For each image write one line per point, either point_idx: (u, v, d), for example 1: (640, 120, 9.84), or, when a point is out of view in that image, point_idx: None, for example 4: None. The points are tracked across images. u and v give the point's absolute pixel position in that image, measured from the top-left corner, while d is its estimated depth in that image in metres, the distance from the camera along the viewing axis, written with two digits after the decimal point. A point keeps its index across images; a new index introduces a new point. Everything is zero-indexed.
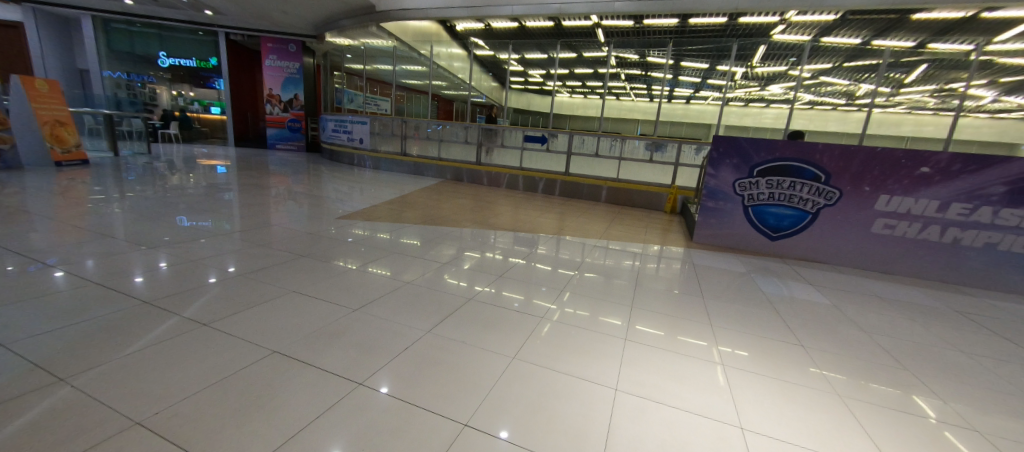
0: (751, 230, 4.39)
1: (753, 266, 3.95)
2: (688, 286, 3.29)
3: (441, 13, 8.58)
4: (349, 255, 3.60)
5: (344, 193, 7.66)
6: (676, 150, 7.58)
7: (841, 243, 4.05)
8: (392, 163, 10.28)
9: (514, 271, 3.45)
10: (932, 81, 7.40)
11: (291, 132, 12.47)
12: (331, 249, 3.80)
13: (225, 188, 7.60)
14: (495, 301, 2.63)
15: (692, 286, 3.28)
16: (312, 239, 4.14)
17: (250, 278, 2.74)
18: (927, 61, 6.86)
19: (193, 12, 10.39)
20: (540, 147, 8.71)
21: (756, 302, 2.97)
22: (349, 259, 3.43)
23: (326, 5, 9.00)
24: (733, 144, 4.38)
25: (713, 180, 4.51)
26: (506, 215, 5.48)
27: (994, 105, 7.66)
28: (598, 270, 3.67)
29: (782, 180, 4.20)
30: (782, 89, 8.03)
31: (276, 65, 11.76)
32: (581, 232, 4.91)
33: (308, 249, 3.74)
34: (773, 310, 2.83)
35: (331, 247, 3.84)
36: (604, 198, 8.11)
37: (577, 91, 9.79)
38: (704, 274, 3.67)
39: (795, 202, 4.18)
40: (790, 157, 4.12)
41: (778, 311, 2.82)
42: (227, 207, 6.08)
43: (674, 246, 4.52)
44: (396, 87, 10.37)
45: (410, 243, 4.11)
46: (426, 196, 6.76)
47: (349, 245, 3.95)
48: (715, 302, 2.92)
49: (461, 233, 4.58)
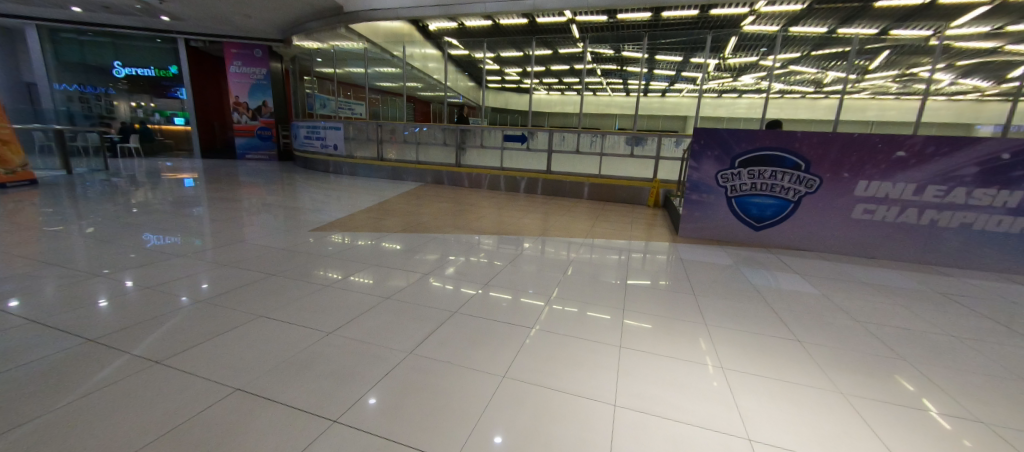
0: (735, 221, 4.38)
1: (739, 257, 3.95)
2: (678, 282, 3.23)
3: (411, 12, 8.33)
4: (326, 266, 3.41)
5: (320, 202, 7.38)
6: (657, 143, 7.61)
7: (823, 230, 4.08)
8: (369, 168, 10.00)
9: (501, 274, 3.33)
10: (896, 67, 7.58)
11: (262, 141, 11.99)
12: (308, 262, 3.60)
13: (193, 202, 7.22)
14: (482, 310, 2.49)
15: (681, 283, 3.23)
16: (287, 252, 3.92)
17: (216, 302, 2.53)
18: (890, 47, 7.09)
19: (148, 19, 9.83)
20: (519, 146, 8.65)
21: (746, 296, 2.92)
22: (325, 272, 3.25)
23: (291, 7, 8.64)
24: (714, 135, 4.35)
25: (696, 173, 4.49)
26: (489, 217, 5.34)
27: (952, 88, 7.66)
28: (586, 268, 3.58)
29: (763, 169, 4.20)
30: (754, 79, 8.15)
31: (241, 72, 11.26)
32: (567, 231, 4.83)
33: (282, 264, 3.53)
34: (765, 303, 2.79)
35: (306, 260, 3.63)
36: (586, 195, 8.05)
37: (554, 88, 8.72)
38: (692, 268, 3.64)
39: (777, 191, 4.19)
40: (770, 147, 4.11)
41: (768, 304, 2.78)
42: (196, 222, 5.75)
43: (659, 241, 4.49)
44: (370, 90, 10.05)
45: (389, 251, 3.94)
46: (406, 201, 6.55)
47: (326, 256, 3.76)
48: (707, 298, 2.86)
49: (443, 238, 4.40)
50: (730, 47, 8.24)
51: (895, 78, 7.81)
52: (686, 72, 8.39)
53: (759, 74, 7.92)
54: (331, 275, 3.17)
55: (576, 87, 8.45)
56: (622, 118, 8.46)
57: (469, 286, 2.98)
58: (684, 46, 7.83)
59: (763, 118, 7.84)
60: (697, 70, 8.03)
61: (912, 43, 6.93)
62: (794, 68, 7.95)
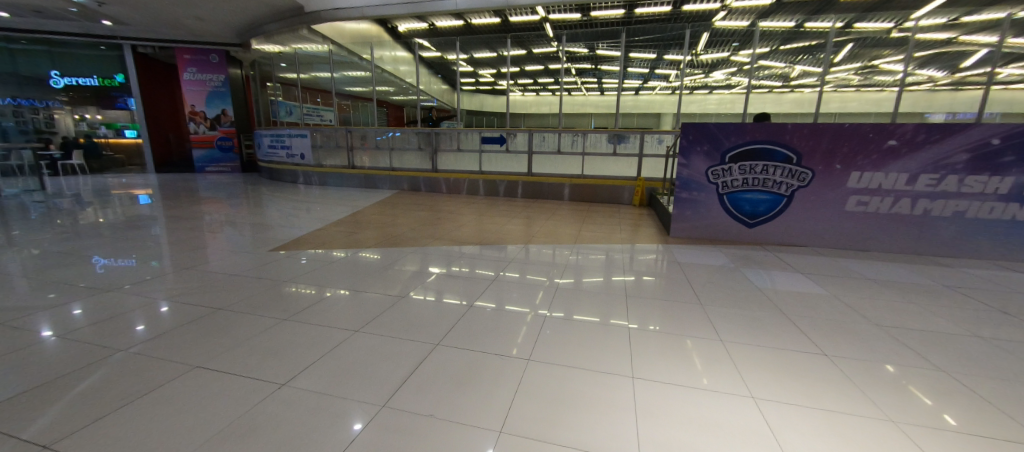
0: (727, 219, 4.20)
1: (736, 256, 3.76)
2: (680, 289, 2.98)
3: (378, 11, 7.84)
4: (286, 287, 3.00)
5: (289, 216, 6.86)
6: (639, 140, 7.43)
7: (817, 224, 3.95)
8: (340, 177, 9.47)
9: (489, 287, 2.99)
10: (858, 59, 7.80)
11: (223, 152, 11.26)
12: (267, 283, 3.16)
13: (146, 221, 6.59)
14: (468, 339, 2.15)
15: (684, 289, 2.97)
16: (245, 273, 3.48)
17: (145, 346, 2.09)
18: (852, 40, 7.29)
19: (88, 24, 8.98)
20: (498, 148, 8.35)
21: (756, 303, 2.70)
22: (287, 295, 2.84)
23: (247, 7, 8.03)
24: (702, 130, 4.14)
25: (686, 170, 4.28)
26: (471, 224, 4.98)
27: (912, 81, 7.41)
28: (579, 276, 3.27)
29: (754, 164, 4.03)
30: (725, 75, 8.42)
31: (197, 79, 10.50)
32: (556, 236, 4.49)
33: (236, 287, 3.08)
34: (777, 310, 2.56)
35: (267, 282, 3.21)
36: (567, 196, 7.81)
37: (530, 89, 8.89)
38: (691, 270, 3.40)
39: (770, 186, 4.03)
40: (761, 140, 3.95)
41: (782, 311, 2.55)
42: (148, 243, 5.20)
43: (651, 243, 4.27)
44: (337, 95, 9.54)
45: (360, 266, 3.49)
46: (379, 211, 6.09)
47: (289, 276, 3.32)
48: (715, 307, 2.61)
49: (420, 250, 3.99)
50: (701, 42, 8.15)
51: (857, 71, 7.96)
52: (659, 69, 8.25)
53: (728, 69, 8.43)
54: (304, 291, 2.93)
55: (552, 88, 8.50)
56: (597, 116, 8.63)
57: (452, 297, 2.77)
58: (658, 43, 7.79)
59: (743, 113, 7.87)
60: (672, 66, 7.98)
61: (871, 36, 7.21)
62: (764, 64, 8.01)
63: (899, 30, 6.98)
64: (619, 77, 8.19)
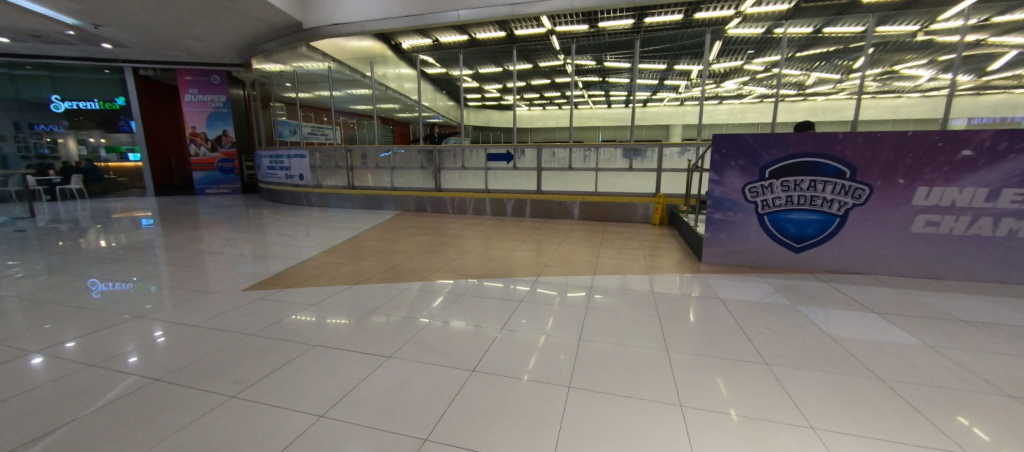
0: (769, 243, 3.65)
1: (782, 287, 3.23)
2: (731, 334, 2.40)
3: (377, 25, 7.47)
4: (253, 332, 2.52)
5: (285, 240, 6.47)
6: (657, 154, 6.89)
7: (877, 247, 3.39)
8: (341, 198, 9.11)
9: (499, 331, 2.51)
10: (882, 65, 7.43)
11: (223, 173, 11.04)
12: (233, 324, 2.70)
13: (137, 247, 6.26)
14: (469, 429, 1.59)
15: (736, 335, 2.39)
16: (213, 311, 3.00)
17: (38, 441, 1.57)
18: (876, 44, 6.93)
19: (88, 47, 8.87)
20: (505, 165, 7.94)
21: (837, 357, 2.10)
22: (250, 346, 2.35)
23: (244, 26, 7.81)
24: (737, 142, 3.64)
25: (719, 188, 3.75)
26: (475, 251, 4.41)
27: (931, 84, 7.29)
28: (604, 321, 2.66)
29: (800, 179, 3.50)
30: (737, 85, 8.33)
31: (198, 100, 10.35)
32: (575, 267, 3.90)
33: (198, 328, 2.63)
34: (868, 370, 1.98)
35: (229, 324, 2.70)
36: (576, 215, 7.35)
37: (536, 103, 8.49)
38: (735, 306, 2.85)
39: (818, 205, 3.48)
40: (806, 153, 3.43)
41: (875, 373, 1.97)
42: (129, 272, 4.81)
43: (680, 271, 3.73)
44: (338, 113, 9.25)
45: (347, 303, 2.99)
46: (377, 236, 5.64)
47: (262, 312, 2.86)
48: (785, 366, 2.03)
49: (415, 282, 3.42)
50: (714, 51, 7.80)
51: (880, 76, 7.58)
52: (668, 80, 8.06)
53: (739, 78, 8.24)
54: (289, 331, 2.53)
55: (558, 101, 8.18)
56: (604, 130, 8.28)
57: (460, 319, 2.69)
58: (668, 53, 7.70)
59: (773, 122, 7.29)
60: (682, 76, 7.58)
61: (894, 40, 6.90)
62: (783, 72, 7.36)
63: (924, 33, 6.73)
64: (626, 88, 7.80)
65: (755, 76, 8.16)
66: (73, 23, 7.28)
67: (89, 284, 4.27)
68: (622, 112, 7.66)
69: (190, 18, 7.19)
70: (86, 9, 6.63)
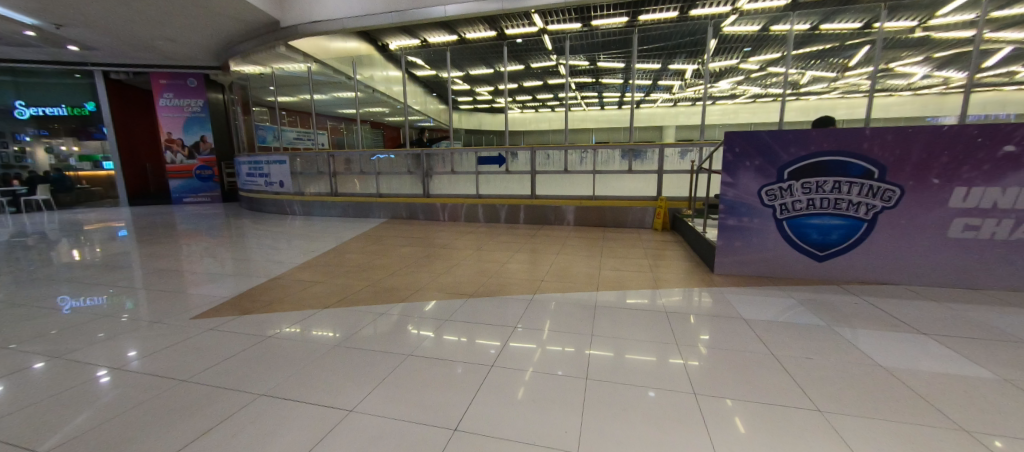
0: (789, 251, 3.31)
1: (809, 302, 2.87)
2: (769, 370, 1.98)
3: (359, 22, 7.02)
4: (190, 376, 1.98)
5: (261, 252, 5.98)
6: (658, 155, 6.52)
7: (909, 255, 3.06)
8: (324, 205, 8.63)
9: (494, 345, 2.28)
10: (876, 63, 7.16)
11: (202, 181, 10.53)
12: (169, 361, 2.18)
13: (96, 262, 5.72)
14: None
15: (775, 371, 1.96)
16: (152, 339, 2.53)
17: None
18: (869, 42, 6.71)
19: (53, 50, 8.34)
20: (497, 169, 7.52)
21: (903, 401, 1.71)
22: (180, 398, 1.80)
23: (218, 25, 7.34)
24: (752, 139, 3.28)
25: (731, 191, 3.39)
26: (465, 264, 4.00)
27: (923, 82, 7.92)
28: (614, 352, 2.21)
29: (822, 180, 3.16)
30: (730, 85, 8.23)
31: (173, 105, 9.86)
32: (577, 281, 3.47)
33: (123, 372, 2.08)
34: (948, 420, 1.59)
35: (165, 358, 2.24)
36: (570, 220, 6.96)
37: (529, 105, 8.38)
38: (765, 329, 2.45)
39: (843, 208, 3.14)
40: (829, 151, 3.10)
41: (959, 425, 1.56)
42: (79, 290, 4.30)
43: (692, 284, 3.35)
44: (325, 118, 8.93)
45: (311, 329, 2.50)
46: (360, 246, 5.22)
47: (209, 347, 2.33)
48: (846, 415, 1.62)
49: (394, 305, 2.90)
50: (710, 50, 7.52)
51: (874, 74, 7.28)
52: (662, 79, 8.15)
53: (734, 77, 8.24)
54: (231, 368, 2.07)
55: (552, 103, 8.10)
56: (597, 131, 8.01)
57: (452, 333, 2.44)
58: (662, 53, 7.68)
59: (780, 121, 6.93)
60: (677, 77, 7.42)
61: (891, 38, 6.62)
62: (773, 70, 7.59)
63: (923, 28, 6.57)
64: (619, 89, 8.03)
65: (750, 76, 8.26)
66: (31, 23, 6.76)
67: (57, 301, 3.87)
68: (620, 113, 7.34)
69: (160, 17, 6.72)
70: (44, 8, 6.14)
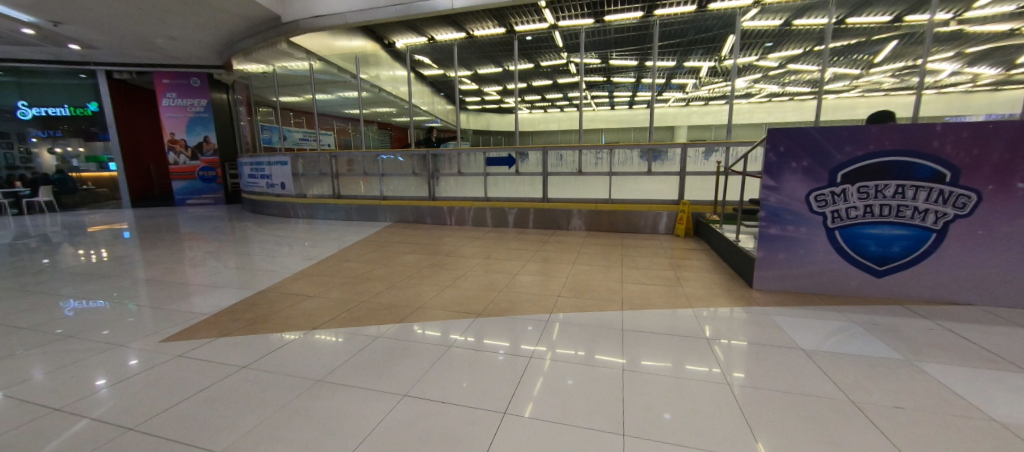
0: (842, 264, 2.90)
1: (874, 328, 2.45)
2: (851, 424, 1.58)
3: (362, 16, 6.69)
4: (140, 421, 1.63)
5: (259, 255, 5.70)
6: (680, 155, 6.10)
7: (987, 271, 2.64)
8: (327, 208, 8.37)
9: (501, 345, 2.27)
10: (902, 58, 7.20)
11: (205, 183, 10.36)
12: (123, 395, 1.83)
13: (89, 265, 5.50)
14: None
15: (864, 426, 1.57)
16: (115, 361, 2.21)
17: None
18: (897, 37, 6.59)
19: (54, 49, 8.20)
20: (507, 170, 7.17)
21: None
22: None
23: (219, 21, 7.10)
24: (800, 137, 2.88)
25: (774, 196, 3.00)
26: (473, 276, 3.66)
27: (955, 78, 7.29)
28: (647, 388, 1.86)
29: (883, 184, 2.74)
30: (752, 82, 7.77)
31: (177, 105, 9.70)
32: (598, 298, 3.08)
33: (60, 412, 1.72)
34: None
35: (122, 387, 1.92)
36: (578, 225, 6.61)
37: (538, 105, 7.66)
38: (832, 363, 2.04)
39: (907, 217, 2.72)
40: (891, 150, 2.69)
41: None
42: (61, 295, 4.04)
43: (728, 302, 2.96)
44: (336, 119, 8.68)
45: (298, 353, 2.18)
46: (361, 253, 4.90)
47: (174, 376, 1.97)
48: None
49: (389, 327, 2.51)
50: (728, 46, 6.84)
51: (897, 71, 7.43)
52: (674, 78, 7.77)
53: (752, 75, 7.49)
54: (196, 406, 1.73)
55: (561, 103, 7.47)
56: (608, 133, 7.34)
57: (459, 332, 2.45)
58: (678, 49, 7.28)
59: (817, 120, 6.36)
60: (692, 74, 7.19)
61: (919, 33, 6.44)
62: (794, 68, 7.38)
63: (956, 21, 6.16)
64: (631, 89, 7.38)
65: (766, 73, 7.70)
66: (29, 20, 6.58)
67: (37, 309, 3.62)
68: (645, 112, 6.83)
69: (158, 13, 6.48)
70: (40, 4, 5.93)
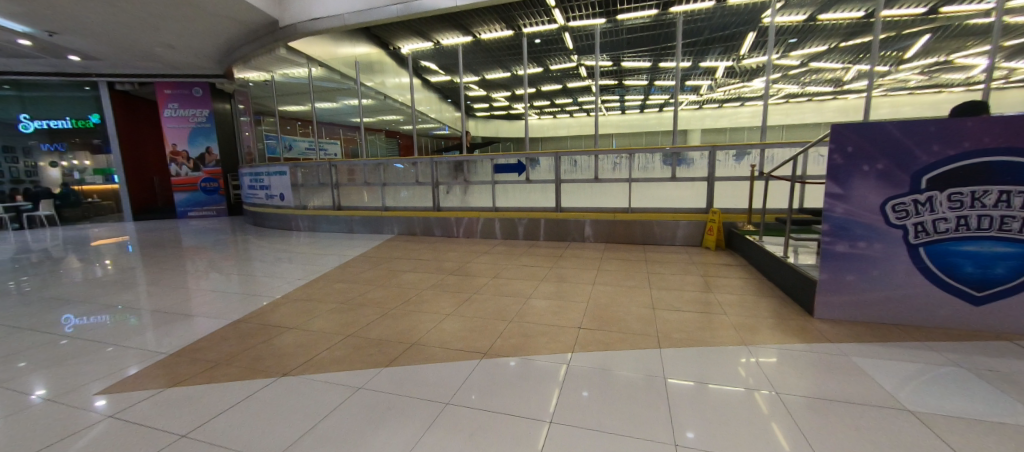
0: (928, 289, 2.38)
1: (990, 374, 1.92)
2: None
3: (362, 17, 6.35)
4: None
5: (250, 271, 5.29)
6: (706, 158, 5.57)
7: None
8: (328, 220, 8.03)
9: (512, 357, 2.22)
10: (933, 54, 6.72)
11: (207, 194, 10.16)
12: None
13: (71, 282, 5.15)
14: None
15: None
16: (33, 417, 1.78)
17: None
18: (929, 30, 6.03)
19: (54, 60, 8.05)
20: (517, 178, 6.69)
21: None
22: None
23: (217, 27, 6.86)
24: (874, 134, 2.38)
25: (839, 206, 2.51)
26: (479, 299, 3.24)
27: None
28: (683, 409, 1.71)
29: (984, 191, 2.21)
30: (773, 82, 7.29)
31: (179, 115, 9.54)
32: (624, 329, 2.61)
33: None
34: None
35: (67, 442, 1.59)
36: (592, 236, 6.13)
37: (547, 111, 7.59)
38: (963, 438, 1.49)
39: (1015, 231, 2.19)
40: (994, 149, 2.16)
41: None
42: (24, 318, 3.65)
43: (786, 335, 2.44)
44: (344, 128, 8.32)
45: (284, 392, 1.88)
46: (356, 271, 4.47)
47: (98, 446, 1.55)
48: None
49: (377, 373, 2.06)
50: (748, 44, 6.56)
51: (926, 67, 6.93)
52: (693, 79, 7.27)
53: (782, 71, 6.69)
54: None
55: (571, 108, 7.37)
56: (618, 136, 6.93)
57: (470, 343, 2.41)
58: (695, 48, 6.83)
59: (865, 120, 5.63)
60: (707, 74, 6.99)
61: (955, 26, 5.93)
62: (817, 65, 6.98)
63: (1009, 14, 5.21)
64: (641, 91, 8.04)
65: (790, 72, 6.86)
66: (22, 30, 6.38)
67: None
68: (671, 112, 6.28)
69: (152, 19, 6.23)
70: (30, 12, 5.70)
